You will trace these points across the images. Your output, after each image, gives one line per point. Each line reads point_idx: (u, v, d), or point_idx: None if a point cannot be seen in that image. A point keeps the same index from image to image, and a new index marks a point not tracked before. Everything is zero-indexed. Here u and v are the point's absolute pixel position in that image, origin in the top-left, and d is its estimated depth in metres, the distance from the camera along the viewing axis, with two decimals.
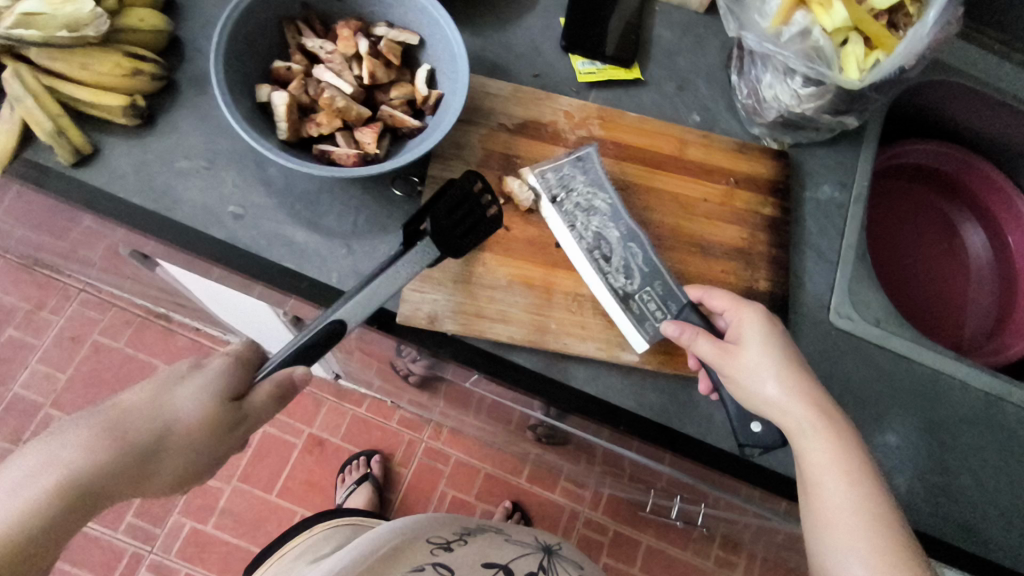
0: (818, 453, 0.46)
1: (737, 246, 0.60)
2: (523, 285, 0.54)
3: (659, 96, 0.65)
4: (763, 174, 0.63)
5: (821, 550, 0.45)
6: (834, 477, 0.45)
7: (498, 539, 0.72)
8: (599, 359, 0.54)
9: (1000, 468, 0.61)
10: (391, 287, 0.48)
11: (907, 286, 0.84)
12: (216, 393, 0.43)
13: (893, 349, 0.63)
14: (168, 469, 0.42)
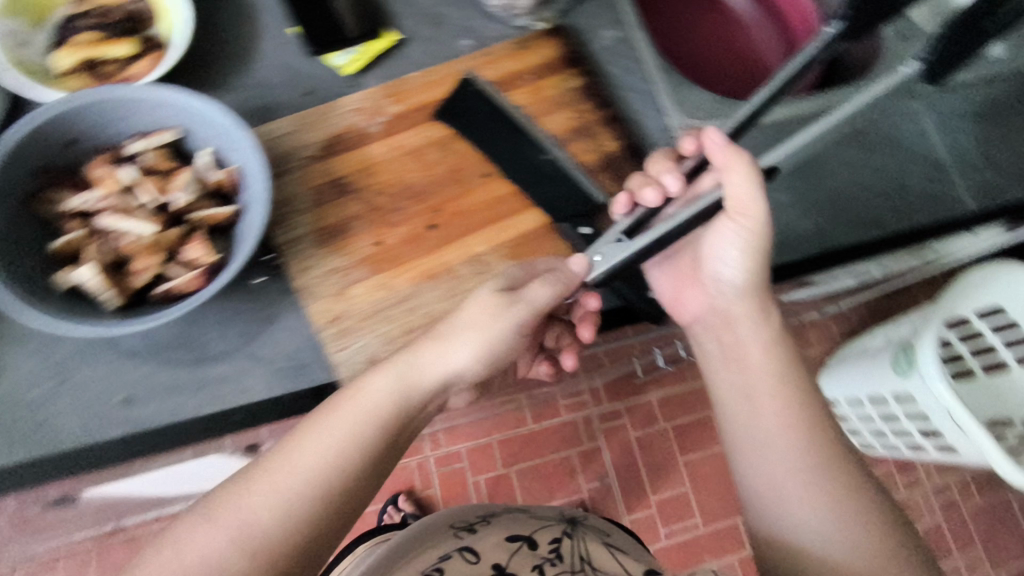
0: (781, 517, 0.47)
1: (573, 127, 0.63)
2: (429, 280, 0.54)
3: (425, 43, 0.64)
4: (551, 55, 0.65)
5: (753, 454, 0.49)
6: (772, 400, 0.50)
7: (523, 515, 0.69)
8: None
9: (869, 158, 0.66)
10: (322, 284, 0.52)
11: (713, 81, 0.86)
12: (495, 287, 0.51)
13: (738, 126, 0.69)
14: (475, 357, 0.49)
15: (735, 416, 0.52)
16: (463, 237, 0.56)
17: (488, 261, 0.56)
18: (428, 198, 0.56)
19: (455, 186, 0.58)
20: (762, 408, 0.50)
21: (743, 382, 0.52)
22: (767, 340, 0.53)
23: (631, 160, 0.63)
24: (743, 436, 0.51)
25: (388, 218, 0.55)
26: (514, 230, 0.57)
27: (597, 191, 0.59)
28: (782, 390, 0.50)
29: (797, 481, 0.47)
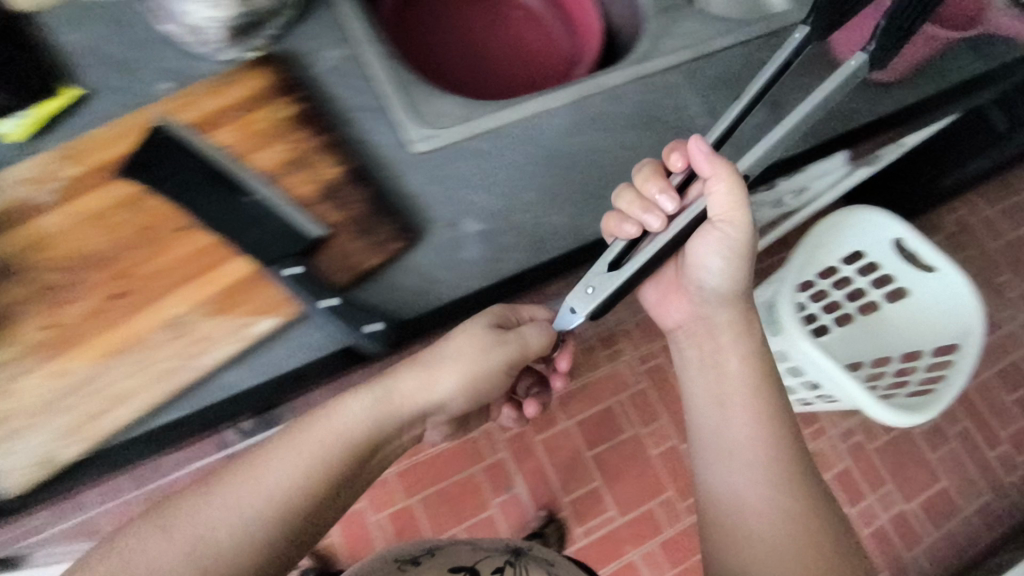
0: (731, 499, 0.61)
1: (286, 160, 0.58)
2: (121, 356, 0.50)
3: (116, 95, 0.59)
4: (263, 84, 0.60)
5: (708, 473, 0.63)
6: (757, 440, 0.61)
7: (466, 547, 0.81)
8: (243, 351, 0.52)
9: (615, 146, 0.68)
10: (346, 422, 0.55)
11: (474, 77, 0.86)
12: (490, 324, 0.61)
13: (480, 129, 0.66)
14: (453, 398, 0.61)
15: (710, 421, 0.64)
16: (158, 301, 0.52)
17: (184, 324, 0.52)
18: (111, 265, 0.52)
19: (148, 248, 0.53)
20: (733, 415, 0.63)
21: (721, 402, 0.64)
22: (741, 355, 0.66)
23: (353, 186, 0.59)
24: (709, 441, 0.64)
25: (61, 297, 0.51)
26: (218, 284, 0.53)
27: (311, 224, 0.56)
28: (758, 392, 0.63)
29: (744, 486, 0.60)
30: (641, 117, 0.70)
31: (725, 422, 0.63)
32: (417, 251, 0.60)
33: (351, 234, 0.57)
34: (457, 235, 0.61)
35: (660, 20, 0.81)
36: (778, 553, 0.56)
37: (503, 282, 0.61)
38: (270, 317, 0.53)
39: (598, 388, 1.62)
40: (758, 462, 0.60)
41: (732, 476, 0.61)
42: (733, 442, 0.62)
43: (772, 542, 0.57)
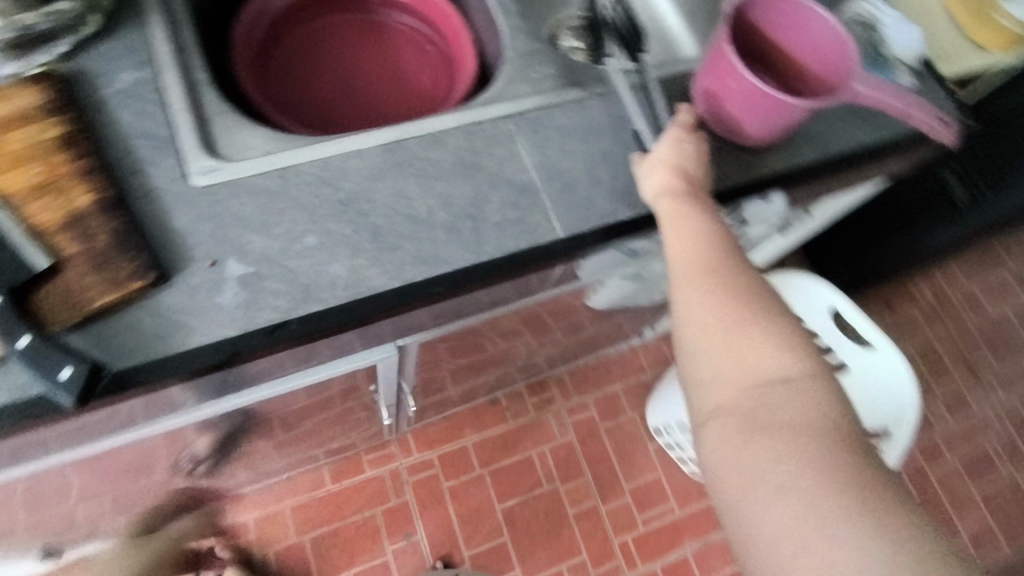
0: (709, 397, 0.56)
1: (32, 184, 0.54)
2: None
3: None
4: (32, 103, 0.58)
5: (688, 343, 0.59)
6: (709, 289, 0.59)
7: None
8: None
9: (425, 195, 0.64)
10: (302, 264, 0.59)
11: (327, 105, 0.85)
12: None
13: (274, 166, 0.62)
14: None
15: (687, 318, 0.59)
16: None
17: None
18: None
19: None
20: (697, 292, 0.59)
21: (685, 284, 0.60)
22: (695, 230, 0.62)
23: (104, 215, 0.55)
24: (682, 337, 0.59)
25: None
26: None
27: (37, 254, 0.52)
28: (707, 285, 0.59)
29: (736, 373, 0.56)
30: (464, 167, 0.66)
31: (698, 328, 0.58)
32: (167, 291, 0.55)
33: (87, 267, 0.53)
34: (218, 278, 0.56)
35: (519, 64, 0.77)
36: (750, 459, 0.52)
37: (252, 335, 0.55)
38: None
39: (518, 438, 1.55)
40: (736, 355, 0.56)
41: (702, 383, 0.57)
42: (705, 348, 0.57)
43: (771, 419, 0.53)
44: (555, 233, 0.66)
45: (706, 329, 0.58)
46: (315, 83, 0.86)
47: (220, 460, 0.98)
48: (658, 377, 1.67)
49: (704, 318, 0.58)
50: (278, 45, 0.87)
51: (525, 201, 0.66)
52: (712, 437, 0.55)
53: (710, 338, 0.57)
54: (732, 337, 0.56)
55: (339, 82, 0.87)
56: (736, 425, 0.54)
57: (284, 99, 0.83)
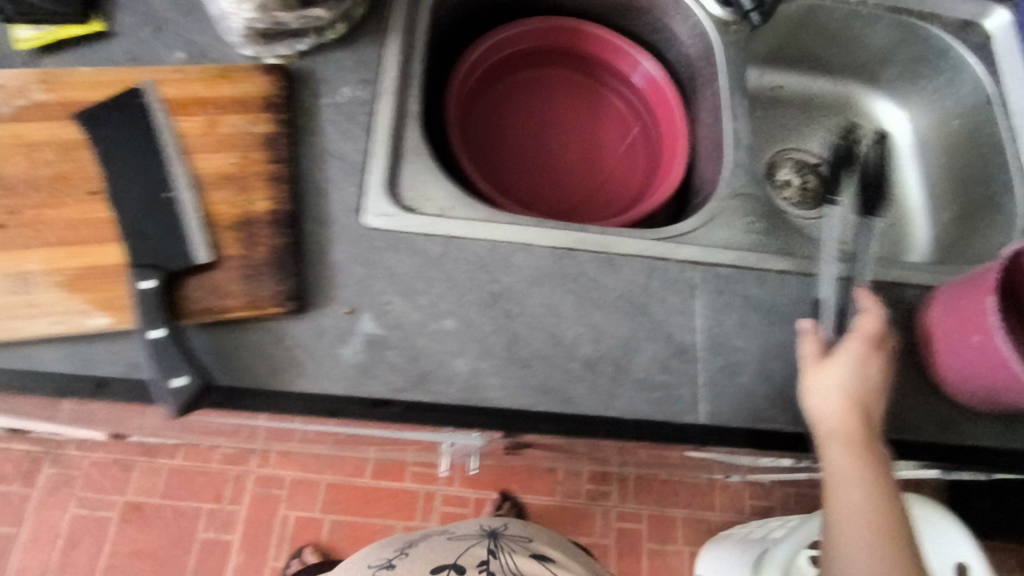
0: (840, 475, 0.52)
1: (225, 174, 0.56)
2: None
3: (132, 44, 0.60)
4: (254, 93, 0.59)
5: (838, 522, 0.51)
6: (866, 471, 0.51)
7: (444, 541, 1.01)
8: (63, 334, 0.50)
9: (578, 318, 0.59)
10: (435, 341, 0.56)
11: (521, 163, 0.82)
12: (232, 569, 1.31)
13: (443, 233, 0.59)
14: None
15: (835, 429, 0.53)
16: (20, 249, 0.51)
17: (33, 283, 0.50)
18: (15, 195, 0.52)
19: (47, 194, 0.52)
20: (847, 474, 0.51)
21: (840, 459, 0.52)
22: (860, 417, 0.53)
23: (272, 228, 0.55)
24: (820, 424, 0.54)
25: None
26: (85, 260, 0.51)
27: (201, 247, 0.52)
28: (863, 472, 0.51)
29: (875, 483, 0.51)
30: (627, 302, 0.60)
31: (838, 414, 0.53)
32: (294, 322, 0.54)
33: (237, 273, 0.53)
34: (347, 328, 0.55)
35: (728, 206, 0.69)
36: None
37: (355, 402, 0.53)
38: (105, 317, 0.50)
39: (557, 515, 1.48)
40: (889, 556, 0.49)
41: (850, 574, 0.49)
42: (844, 435, 0.52)
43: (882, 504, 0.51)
44: (695, 416, 0.58)
45: (848, 411, 0.53)
46: (517, 137, 0.84)
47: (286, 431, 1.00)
48: (725, 523, 1.52)
49: (849, 406, 0.53)
50: (501, 82, 0.85)
51: (678, 367, 0.59)
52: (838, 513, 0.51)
53: (864, 530, 0.50)
54: (887, 536, 0.49)
55: (540, 144, 0.84)
56: (858, 503, 0.50)
57: (482, 145, 0.82)
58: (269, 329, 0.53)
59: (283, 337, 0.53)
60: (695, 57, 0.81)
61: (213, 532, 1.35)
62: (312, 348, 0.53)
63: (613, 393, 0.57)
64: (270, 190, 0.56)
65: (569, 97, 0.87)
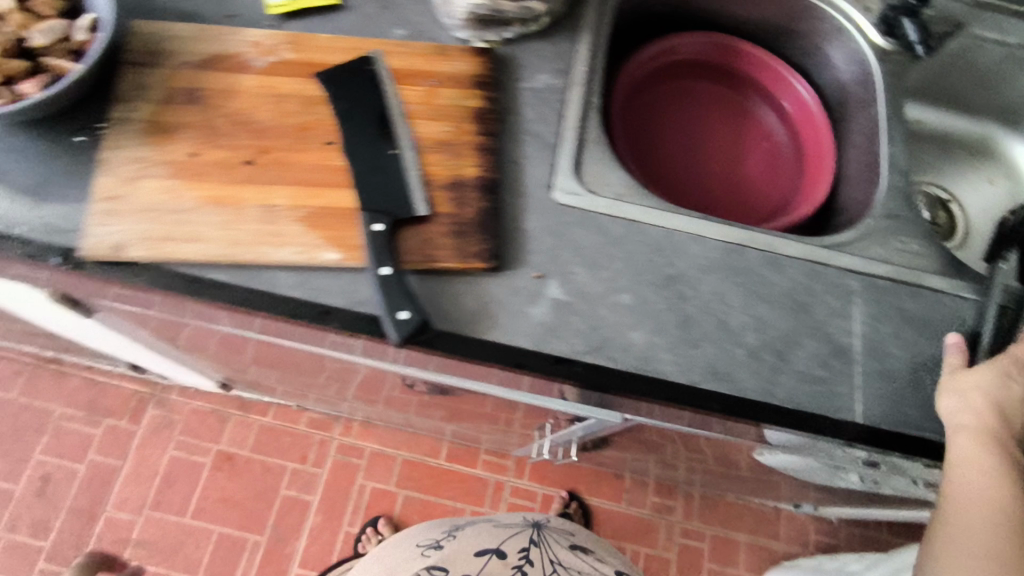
0: (963, 457, 0.55)
1: (441, 140, 0.62)
2: (213, 204, 0.56)
3: (360, 17, 0.67)
4: (467, 71, 0.65)
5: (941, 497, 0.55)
6: (985, 457, 0.55)
7: (490, 527, 1.06)
8: (300, 264, 0.56)
9: (744, 309, 0.63)
10: (614, 312, 0.60)
11: (668, 165, 0.87)
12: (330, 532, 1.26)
13: (624, 216, 0.64)
14: None
15: (961, 413, 0.57)
16: (268, 185, 0.57)
17: (279, 216, 0.56)
18: (266, 139, 0.58)
19: (293, 140, 0.59)
20: (967, 456, 0.55)
21: (961, 441, 0.56)
22: (989, 406, 0.57)
23: (479, 193, 0.60)
24: (949, 415, 0.58)
25: (217, 140, 0.58)
26: (323, 200, 0.57)
27: (421, 201, 0.58)
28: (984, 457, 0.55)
29: (993, 467, 0.54)
30: (790, 300, 0.64)
31: (968, 406, 0.57)
32: (492, 279, 0.59)
33: (448, 230, 0.58)
34: (536, 291, 0.59)
35: (884, 223, 0.71)
36: None
37: (542, 356, 0.58)
38: (338, 253, 0.56)
39: (621, 522, 1.50)
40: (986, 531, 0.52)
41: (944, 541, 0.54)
42: (982, 428, 0.56)
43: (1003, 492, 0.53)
44: (851, 414, 0.61)
45: (982, 407, 0.57)
46: (664, 137, 0.88)
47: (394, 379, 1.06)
48: (789, 554, 1.51)
49: (982, 402, 0.57)
50: (655, 88, 0.90)
51: (836, 366, 0.62)
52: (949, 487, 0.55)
53: (966, 504, 0.53)
54: (992, 515, 0.52)
55: (686, 148, 0.88)
56: (963, 479, 0.54)
57: (633, 140, 0.86)
58: (471, 283, 0.58)
59: (482, 292, 0.58)
60: (848, 82, 0.84)
61: (294, 492, 1.41)
62: (508, 304, 0.58)
63: (772, 381, 0.61)
64: (478, 158, 0.62)
65: (717, 110, 0.91)
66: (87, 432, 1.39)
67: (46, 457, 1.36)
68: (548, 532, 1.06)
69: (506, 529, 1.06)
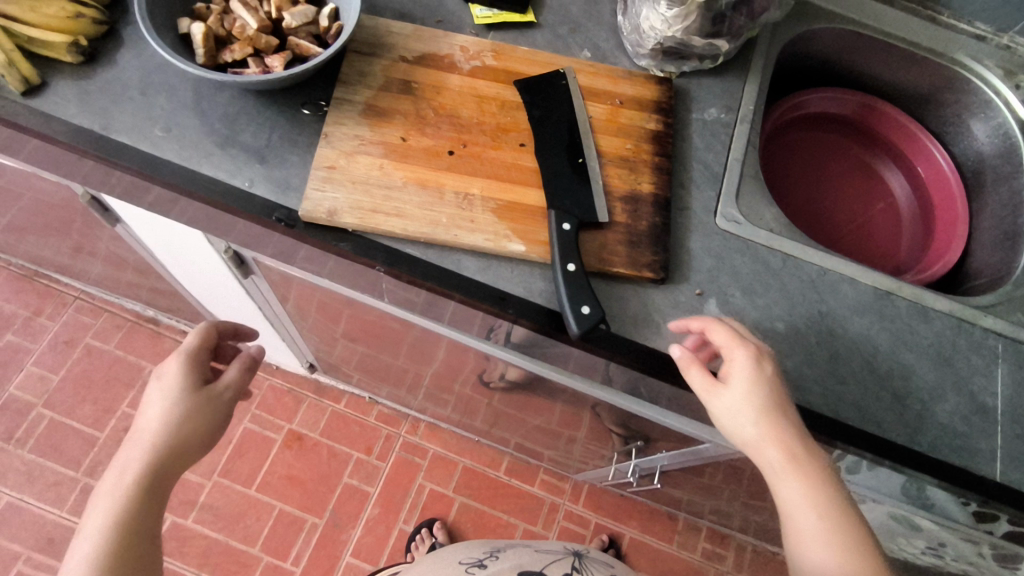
0: (794, 490, 0.53)
1: (621, 155, 0.66)
2: (417, 185, 0.61)
3: (552, 36, 0.72)
4: (648, 96, 0.69)
5: (785, 501, 0.54)
6: (793, 472, 0.54)
7: (533, 551, 0.94)
8: (488, 249, 0.60)
9: (891, 353, 0.64)
10: (768, 338, 0.63)
11: (797, 210, 0.90)
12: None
13: (781, 249, 0.67)
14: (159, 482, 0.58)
15: (750, 423, 0.54)
16: (466, 175, 0.62)
17: (474, 204, 0.61)
18: (467, 134, 0.64)
19: (490, 138, 0.64)
20: (793, 468, 0.54)
21: (776, 454, 0.54)
22: (762, 425, 0.54)
23: (653, 209, 0.64)
24: (733, 428, 0.55)
25: (424, 129, 0.63)
26: (513, 196, 0.62)
27: (602, 209, 0.62)
28: (806, 471, 0.54)
29: (826, 480, 0.54)
30: (935, 352, 0.65)
31: (756, 423, 0.54)
32: (656, 291, 0.62)
33: (622, 238, 0.62)
34: (696, 307, 0.62)
35: None
36: None
37: None
38: (524, 245, 0.60)
39: (669, 565, 1.47)
40: (837, 543, 0.52)
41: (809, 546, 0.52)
42: (779, 458, 0.54)
43: (854, 518, 0.53)
44: (994, 473, 0.61)
45: (764, 424, 0.54)
46: (796, 184, 0.92)
47: (466, 376, 1.05)
48: None
49: (767, 420, 0.54)
50: (791, 137, 0.93)
51: (979, 423, 0.63)
52: (791, 522, 0.54)
53: (817, 510, 0.53)
54: (838, 524, 0.52)
55: (815, 198, 0.91)
56: (801, 490, 0.53)
57: (768, 183, 0.90)
58: (638, 292, 0.62)
59: (646, 302, 0.62)
60: (987, 154, 0.86)
61: (355, 481, 1.44)
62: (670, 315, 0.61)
63: (917, 426, 0.62)
64: (653, 176, 0.66)
65: (847, 165, 0.94)
66: None
67: (130, 410, 1.40)
68: (587, 557, 0.96)
69: (549, 552, 0.95)
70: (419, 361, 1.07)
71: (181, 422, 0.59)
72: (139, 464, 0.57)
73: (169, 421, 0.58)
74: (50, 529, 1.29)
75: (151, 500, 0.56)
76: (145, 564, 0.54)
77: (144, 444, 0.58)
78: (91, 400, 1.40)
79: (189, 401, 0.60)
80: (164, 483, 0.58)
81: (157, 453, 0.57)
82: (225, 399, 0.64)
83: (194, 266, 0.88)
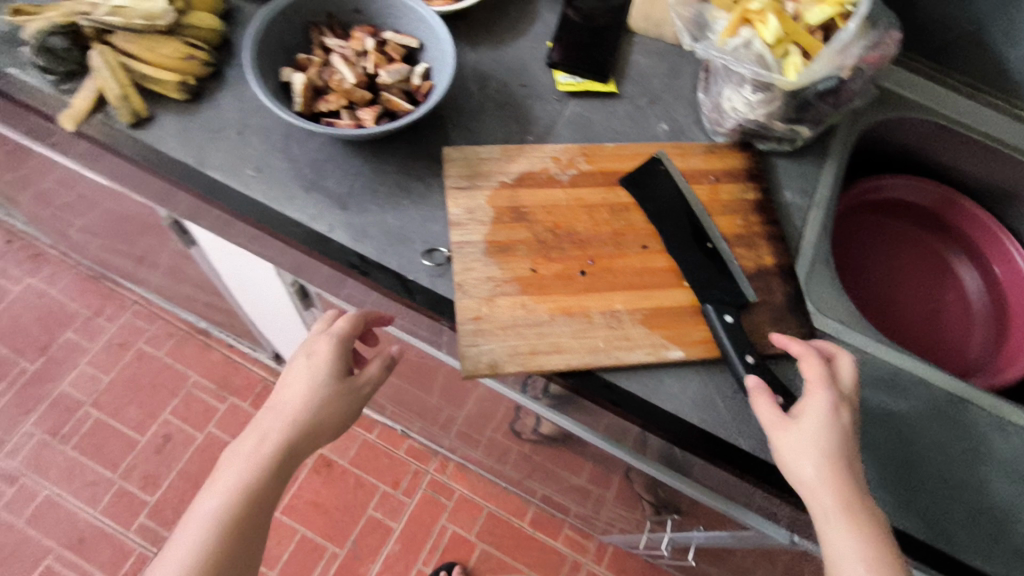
0: (845, 535, 0.47)
1: (736, 232, 0.67)
2: (564, 315, 0.60)
3: (631, 107, 0.73)
4: (738, 166, 0.71)
5: (833, 553, 0.47)
6: (842, 517, 0.47)
7: None
8: (648, 363, 0.59)
9: (964, 465, 0.61)
10: None
11: (866, 295, 0.87)
12: None
13: (852, 342, 0.65)
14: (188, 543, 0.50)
15: (812, 458, 0.49)
16: (605, 292, 0.61)
17: (545, 270, 0.61)
18: (544, 201, 0.65)
19: (614, 246, 0.64)
20: (849, 512, 0.47)
21: (834, 494, 0.48)
22: (829, 463, 0.49)
23: (782, 280, 0.65)
24: (790, 461, 0.50)
25: (501, 191, 0.65)
26: (654, 303, 0.61)
27: (750, 287, 0.63)
28: (859, 520, 0.47)
29: (878, 534, 0.47)
30: (1011, 469, 0.62)
31: (819, 458, 0.49)
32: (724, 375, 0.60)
33: (768, 316, 0.63)
34: None
35: None
36: None
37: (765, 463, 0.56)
38: (642, 352, 0.59)
39: None
40: None
41: None
42: (836, 503, 0.48)
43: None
44: None
45: (826, 461, 0.49)
46: (867, 270, 0.90)
47: (501, 425, 1.05)
48: None
49: (832, 459, 0.49)
50: (862, 220, 0.92)
51: None
52: (836, 569, 0.47)
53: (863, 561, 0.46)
54: None
55: (887, 284, 0.89)
56: (849, 537, 0.47)
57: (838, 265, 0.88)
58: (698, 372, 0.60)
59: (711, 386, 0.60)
60: None
61: (379, 514, 1.43)
62: (720, 391, 0.59)
63: (993, 549, 0.58)
64: (760, 253, 0.66)
65: (920, 253, 0.92)
66: (211, 404, 1.46)
67: (171, 418, 1.43)
68: None
69: None
70: (460, 405, 1.07)
71: (316, 410, 0.56)
72: (279, 437, 0.54)
73: (311, 404, 0.56)
74: (82, 528, 1.31)
75: (275, 478, 0.54)
76: (252, 541, 0.52)
77: (283, 420, 0.55)
78: (136, 403, 1.44)
79: (333, 387, 0.57)
80: (263, 499, 0.53)
81: (295, 431, 0.55)
82: (361, 395, 0.59)
83: (259, 293, 0.91)
